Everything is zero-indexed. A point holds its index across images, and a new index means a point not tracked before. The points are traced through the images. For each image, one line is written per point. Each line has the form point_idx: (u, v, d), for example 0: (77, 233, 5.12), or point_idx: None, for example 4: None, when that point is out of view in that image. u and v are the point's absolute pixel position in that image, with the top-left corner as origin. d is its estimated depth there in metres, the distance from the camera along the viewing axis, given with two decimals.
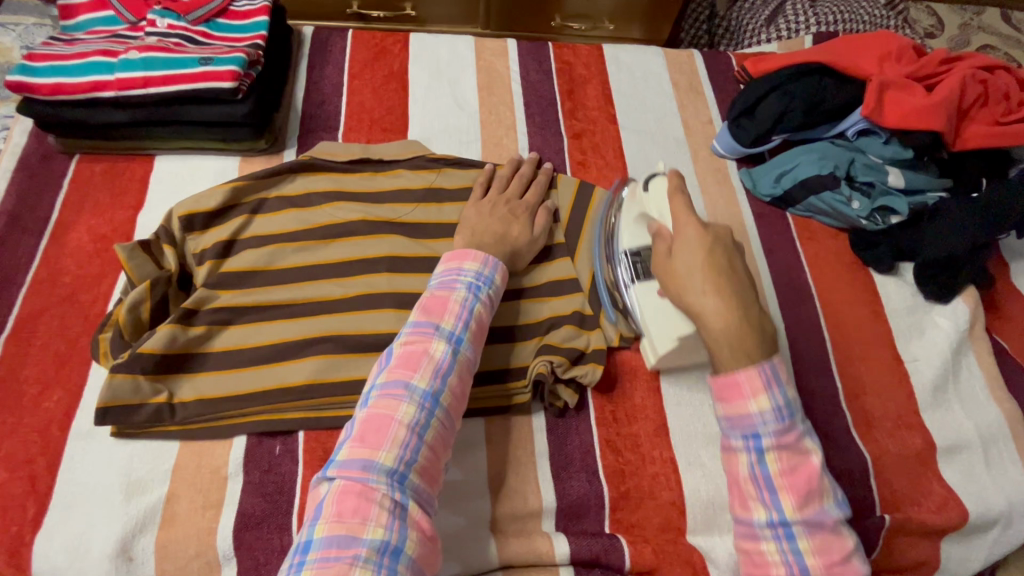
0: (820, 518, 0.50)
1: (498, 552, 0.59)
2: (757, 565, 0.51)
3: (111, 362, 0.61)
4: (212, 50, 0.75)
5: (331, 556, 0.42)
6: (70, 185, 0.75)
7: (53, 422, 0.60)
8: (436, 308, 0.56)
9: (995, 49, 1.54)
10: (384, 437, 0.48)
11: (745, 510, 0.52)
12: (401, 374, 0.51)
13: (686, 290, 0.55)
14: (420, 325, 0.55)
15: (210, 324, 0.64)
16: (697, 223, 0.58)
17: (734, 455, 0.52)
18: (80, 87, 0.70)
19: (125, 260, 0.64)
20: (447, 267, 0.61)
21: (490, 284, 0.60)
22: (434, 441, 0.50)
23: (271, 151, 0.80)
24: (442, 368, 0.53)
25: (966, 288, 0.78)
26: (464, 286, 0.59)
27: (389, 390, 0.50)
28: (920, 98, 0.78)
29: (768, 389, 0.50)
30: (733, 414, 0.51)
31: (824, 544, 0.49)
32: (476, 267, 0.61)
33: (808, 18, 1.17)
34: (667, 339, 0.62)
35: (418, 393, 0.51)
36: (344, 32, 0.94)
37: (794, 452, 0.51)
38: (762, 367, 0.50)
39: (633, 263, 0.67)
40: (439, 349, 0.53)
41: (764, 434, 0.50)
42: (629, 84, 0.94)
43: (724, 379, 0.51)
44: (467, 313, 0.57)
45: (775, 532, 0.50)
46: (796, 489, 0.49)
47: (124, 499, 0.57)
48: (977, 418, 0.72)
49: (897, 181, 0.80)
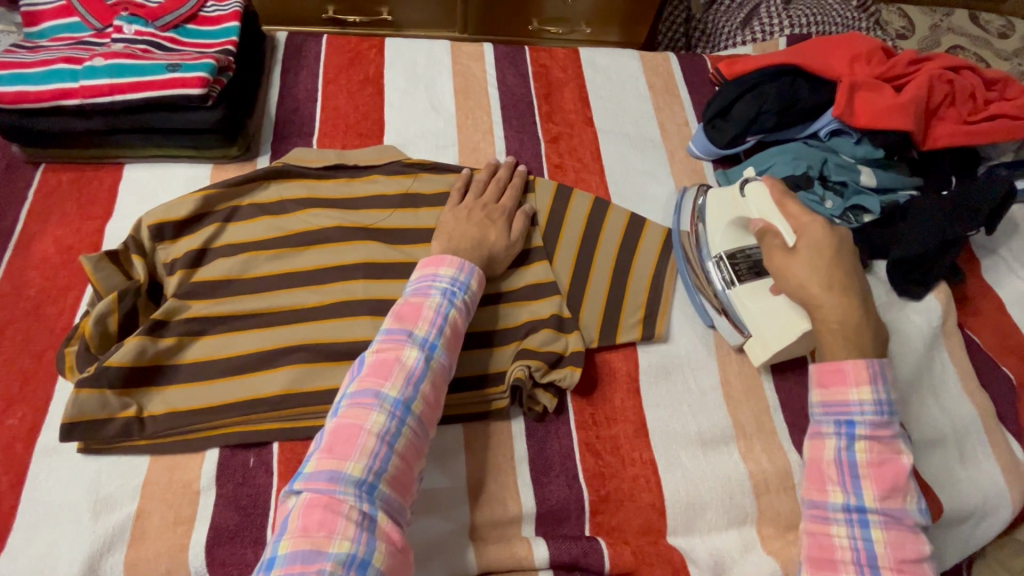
0: (901, 514, 0.53)
1: (478, 558, 0.58)
2: (822, 548, 0.54)
3: (78, 376, 0.59)
4: (180, 56, 0.73)
5: (295, 571, 0.42)
6: (36, 195, 0.73)
7: (16, 439, 0.58)
8: (409, 316, 0.56)
9: (964, 49, 1.57)
10: (353, 447, 0.47)
11: (822, 493, 0.56)
12: (372, 382, 0.51)
13: (811, 283, 0.61)
14: (392, 333, 0.54)
15: (181, 335, 0.63)
16: (821, 225, 0.64)
17: (822, 440, 0.57)
18: (44, 95, 0.69)
19: (91, 271, 0.62)
20: (421, 273, 0.60)
21: (465, 289, 0.60)
22: (406, 449, 0.50)
23: (244, 158, 0.79)
24: (414, 375, 0.52)
25: (938, 284, 0.80)
26: (438, 292, 0.58)
27: (359, 399, 0.50)
28: (889, 98, 0.79)
29: (871, 382, 0.56)
30: (830, 399, 0.58)
31: (898, 539, 0.52)
32: (451, 273, 0.60)
33: (782, 21, 1.19)
34: (781, 336, 0.66)
35: (389, 402, 0.50)
36: (318, 37, 0.93)
37: (886, 448, 0.56)
38: (869, 363, 0.57)
39: (729, 267, 0.71)
40: (411, 356, 0.53)
41: (859, 423, 0.56)
42: (605, 87, 0.95)
43: (827, 367, 0.58)
44: (441, 320, 0.56)
45: (848, 518, 0.54)
46: (880, 480, 0.54)
47: (92, 517, 0.55)
48: (951, 413, 0.74)
49: (869, 180, 0.81)
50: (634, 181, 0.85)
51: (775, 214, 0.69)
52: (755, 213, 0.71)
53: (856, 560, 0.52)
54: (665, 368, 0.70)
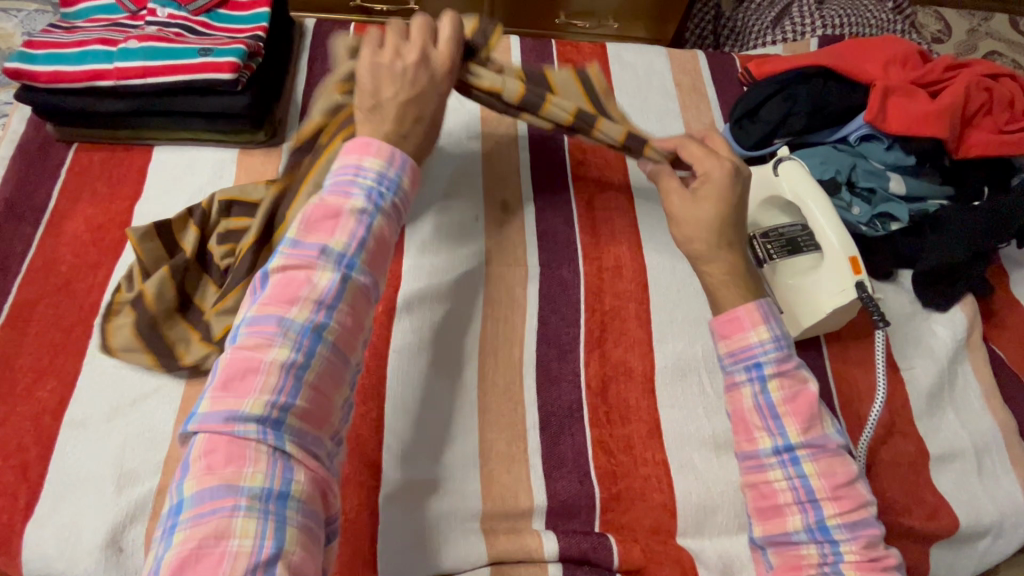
0: (823, 441, 0.57)
1: (488, 549, 0.59)
2: (765, 497, 0.57)
3: (133, 357, 0.62)
4: (212, 41, 0.74)
5: (206, 510, 0.40)
6: (68, 173, 0.74)
7: (46, 410, 0.60)
8: (325, 227, 0.49)
9: (1002, 55, 1.53)
10: (250, 384, 0.43)
11: (752, 443, 0.58)
12: (274, 308, 0.46)
13: (697, 240, 0.62)
14: (301, 247, 0.48)
15: (231, 312, 0.62)
16: (727, 167, 0.62)
17: (739, 390, 0.59)
18: (80, 76, 0.70)
19: (138, 244, 0.64)
20: (344, 165, 0.52)
21: (396, 187, 0.53)
22: (317, 380, 0.46)
23: (270, 144, 0.80)
24: (326, 297, 0.47)
25: (965, 296, 0.79)
26: (361, 192, 0.51)
27: (258, 326, 0.45)
28: (923, 105, 0.78)
29: (766, 321, 0.59)
30: (735, 349, 0.59)
31: (828, 467, 0.56)
32: (378, 165, 0.52)
33: (815, 21, 1.16)
34: (811, 313, 0.69)
35: (293, 329, 0.45)
36: (346, 25, 0.93)
37: (794, 381, 0.58)
38: (759, 304, 0.60)
39: (764, 244, 0.72)
40: (323, 278, 0.47)
41: (765, 363, 0.58)
42: (631, 84, 0.93)
43: (724, 317, 0.60)
44: (363, 231, 0.50)
45: (781, 459, 0.57)
46: (798, 414, 0.57)
47: (116, 489, 0.57)
48: (971, 427, 0.72)
49: (898, 187, 0.79)
50: None
51: (810, 197, 0.72)
52: (789, 195, 0.74)
53: (796, 499, 0.56)
54: (682, 370, 0.69)
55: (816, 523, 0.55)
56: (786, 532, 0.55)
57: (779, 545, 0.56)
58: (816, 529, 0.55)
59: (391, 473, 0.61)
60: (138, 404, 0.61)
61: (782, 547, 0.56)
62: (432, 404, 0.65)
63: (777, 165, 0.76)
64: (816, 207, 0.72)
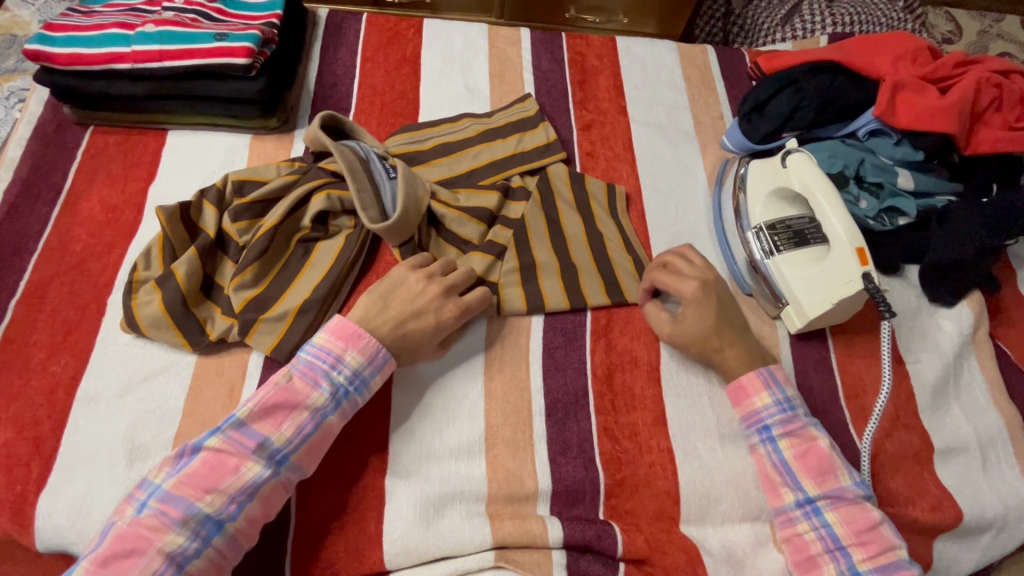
0: (841, 492, 0.59)
1: (492, 532, 0.60)
2: (800, 550, 0.59)
3: (159, 333, 0.62)
4: (227, 27, 0.74)
5: None
6: (83, 155, 0.76)
7: (59, 385, 0.61)
8: (275, 416, 0.55)
9: (1013, 56, 1.52)
10: (132, 564, 0.47)
11: (778, 499, 0.61)
12: (188, 491, 0.51)
13: (697, 348, 0.66)
14: (242, 435, 0.53)
15: (254, 282, 0.65)
16: (697, 287, 0.66)
17: (756, 450, 0.63)
18: (97, 58, 0.71)
19: (166, 223, 0.64)
20: (331, 346, 0.59)
21: (365, 387, 0.59)
22: (200, 568, 0.50)
23: (282, 130, 0.81)
24: (247, 490, 0.52)
25: (972, 293, 0.79)
26: (328, 387, 0.57)
27: (167, 507, 0.50)
28: (933, 100, 0.77)
29: (768, 388, 0.63)
30: (746, 415, 0.64)
31: (849, 515, 0.58)
32: (357, 364, 0.59)
33: (825, 18, 1.17)
34: (817, 304, 0.69)
35: (196, 520, 0.50)
36: (358, 15, 0.94)
37: (803, 438, 0.62)
38: (760, 371, 0.64)
39: (769, 237, 0.74)
40: (252, 470, 0.53)
41: (774, 425, 0.62)
42: (641, 77, 0.94)
43: (734, 386, 0.65)
44: (310, 430, 0.56)
45: (804, 511, 0.60)
46: (810, 469, 0.60)
47: (127, 464, 0.57)
48: (977, 422, 0.72)
49: (907, 183, 0.79)
50: (664, 173, 0.85)
51: (817, 186, 0.72)
52: (797, 186, 0.74)
53: (826, 548, 0.58)
54: (688, 360, 0.70)
55: (847, 567, 0.57)
56: None
57: None
58: (850, 573, 0.57)
59: (398, 455, 0.63)
60: (150, 380, 0.62)
61: None
62: (440, 391, 0.66)
63: (786, 158, 0.76)
64: (823, 198, 0.71)
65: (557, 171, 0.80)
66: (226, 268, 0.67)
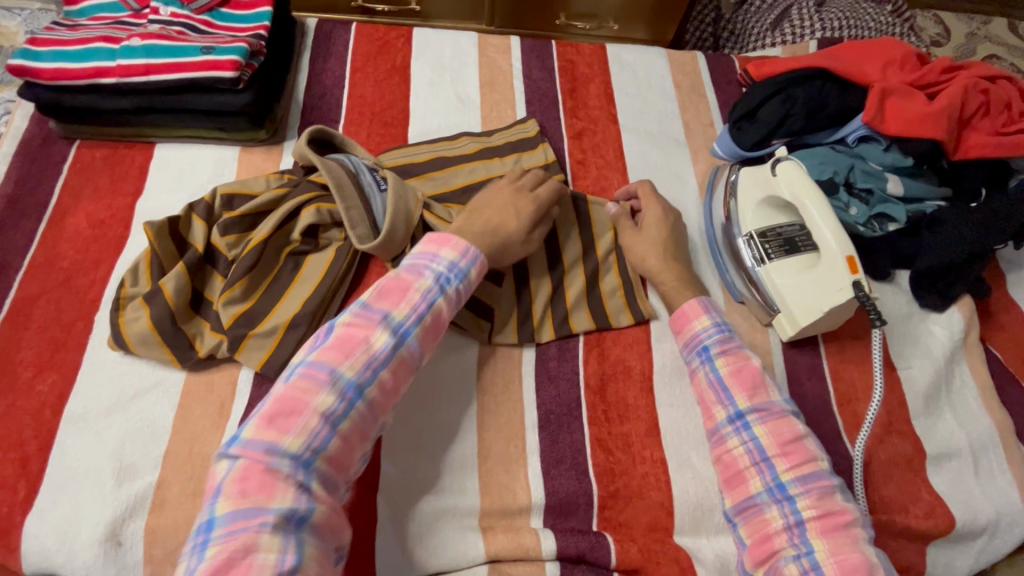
0: (769, 405, 0.61)
1: (485, 548, 0.59)
2: (729, 467, 0.60)
3: (147, 350, 0.62)
4: (214, 39, 0.74)
5: (235, 530, 0.44)
6: (70, 170, 0.75)
7: (46, 404, 0.60)
8: (393, 295, 0.57)
9: (1000, 59, 1.54)
10: (294, 422, 0.49)
11: (711, 419, 0.62)
12: (270, 433, 0.48)
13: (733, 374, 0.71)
14: (368, 310, 0.56)
15: (242, 297, 0.64)
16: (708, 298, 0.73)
17: (695, 373, 0.65)
18: (82, 73, 0.70)
19: (153, 238, 0.64)
20: (422, 251, 0.61)
21: (463, 277, 0.61)
22: (348, 432, 0.51)
23: (271, 142, 0.80)
24: (376, 359, 0.54)
25: (961, 297, 0.79)
26: (431, 274, 0.60)
27: (313, 371, 0.51)
28: (921, 106, 0.77)
29: (707, 313, 0.67)
30: (685, 338, 0.67)
31: (775, 428, 0.59)
32: (451, 256, 0.61)
33: (814, 23, 1.17)
34: (807, 312, 0.70)
35: (341, 382, 0.52)
36: (347, 25, 0.94)
37: (738, 356, 0.64)
38: (700, 299, 0.68)
39: (759, 245, 0.74)
40: (379, 340, 0.54)
41: (710, 344, 0.65)
42: (631, 85, 0.94)
43: (676, 314, 0.68)
44: (423, 306, 0.58)
45: (735, 427, 0.60)
46: (744, 383, 0.62)
47: (115, 483, 0.57)
48: (968, 427, 0.73)
49: (896, 189, 0.80)
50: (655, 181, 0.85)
51: (805, 196, 0.72)
52: (785, 195, 0.74)
53: (753, 461, 0.58)
54: (680, 370, 0.70)
55: (773, 481, 0.57)
56: (749, 496, 0.58)
57: (745, 511, 0.58)
58: (774, 487, 0.57)
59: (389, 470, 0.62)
60: (138, 398, 0.61)
61: (748, 512, 0.57)
62: (433, 404, 0.65)
63: (775, 166, 0.76)
64: (813, 207, 0.71)
65: None
66: (215, 283, 0.67)
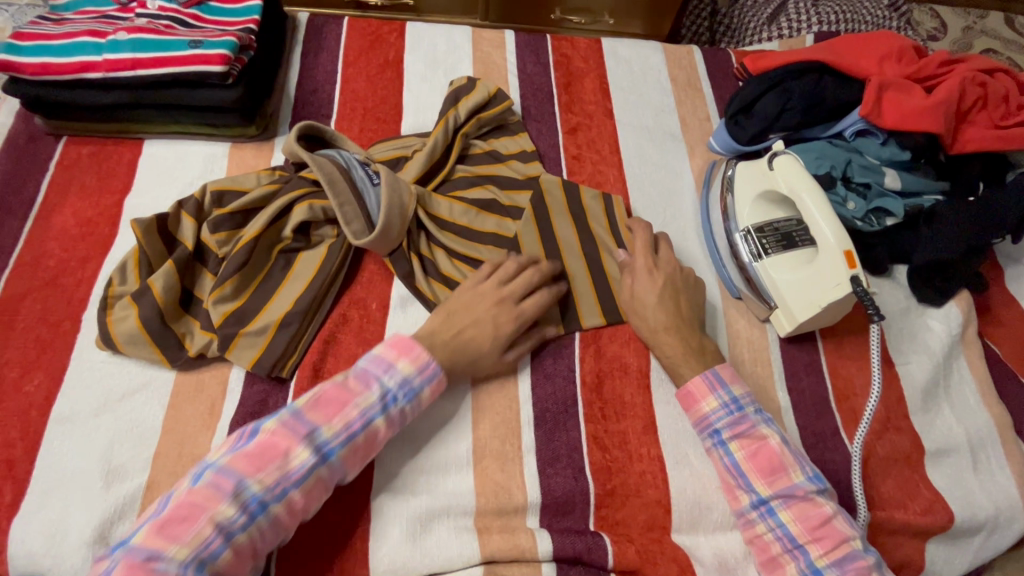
0: (792, 489, 0.58)
1: (480, 548, 0.59)
2: (763, 551, 0.59)
3: (134, 349, 0.61)
4: (202, 33, 0.73)
5: None
6: (57, 167, 0.74)
7: (32, 406, 0.59)
8: (326, 410, 0.53)
9: (997, 53, 1.53)
10: (185, 530, 0.46)
11: (736, 500, 0.60)
12: (158, 542, 0.45)
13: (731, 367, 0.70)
14: (294, 421, 0.52)
15: (232, 296, 0.63)
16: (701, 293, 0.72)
17: (710, 455, 0.62)
18: (68, 68, 0.69)
19: (141, 236, 0.63)
20: (377, 357, 0.58)
21: (412, 397, 0.57)
22: (243, 544, 0.48)
23: (262, 138, 0.79)
24: (290, 477, 0.50)
25: (959, 292, 0.78)
26: (379, 389, 0.56)
27: (218, 479, 0.48)
28: (919, 100, 0.76)
29: (713, 391, 0.63)
30: (694, 419, 0.63)
31: (802, 513, 0.57)
32: (407, 371, 0.57)
33: (810, 18, 1.16)
34: (805, 308, 0.69)
35: (246, 495, 0.48)
36: (339, 19, 0.93)
37: (752, 438, 0.61)
38: (705, 374, 0.64)
39: (757, 239, 0.74)
40: (299, 457, 0.51)
41: (722, 428, 0.62)
42: (627, 79, 0.93)
43: (682, 392, 0.64)
44: (355, 429, 0.54)
45: (760, 512, 0.59)
46: (761, 469, 0.59)
47: (104, 486, 0.56)
48: (967, 423, 0.72)
49: (893, 183, 0.79)
50: (651, 176, 0.84)
51: (804, 189, 0.71)
52: (783, 189, 0.73)
53: (785, 547, 0.57)
54: None
55: (807, 566, 0.56)
56: None
57: None
58: (810, 571, 0.56)
59: (382, 471, 0.61)
60: (126, 399, 0.60)
61: None
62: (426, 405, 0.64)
63: (772, 160, 0.76)
64: (811, 200, 0.70)
65: (550, 185, 0.76)
66: (205, 281, 0.66)
